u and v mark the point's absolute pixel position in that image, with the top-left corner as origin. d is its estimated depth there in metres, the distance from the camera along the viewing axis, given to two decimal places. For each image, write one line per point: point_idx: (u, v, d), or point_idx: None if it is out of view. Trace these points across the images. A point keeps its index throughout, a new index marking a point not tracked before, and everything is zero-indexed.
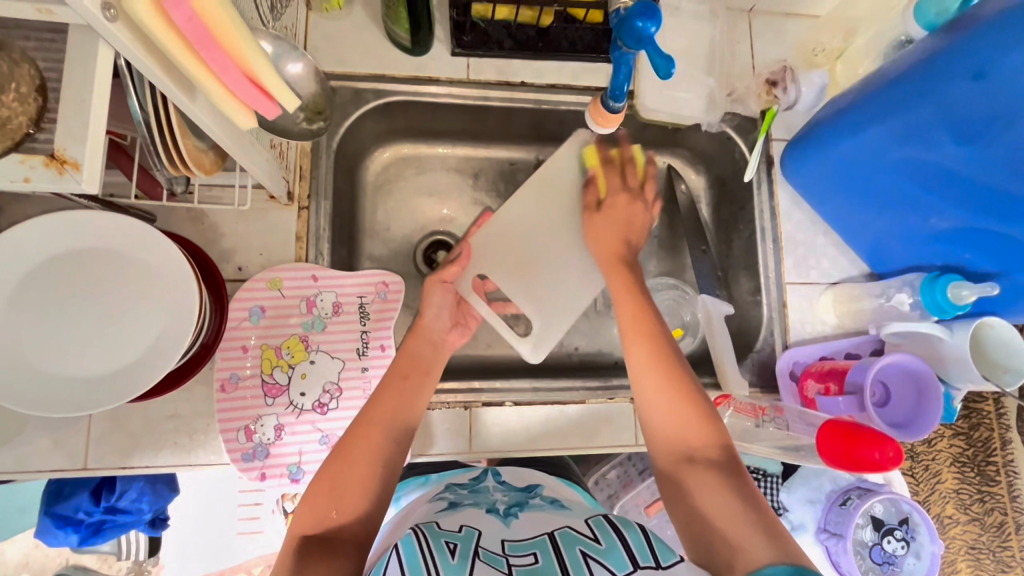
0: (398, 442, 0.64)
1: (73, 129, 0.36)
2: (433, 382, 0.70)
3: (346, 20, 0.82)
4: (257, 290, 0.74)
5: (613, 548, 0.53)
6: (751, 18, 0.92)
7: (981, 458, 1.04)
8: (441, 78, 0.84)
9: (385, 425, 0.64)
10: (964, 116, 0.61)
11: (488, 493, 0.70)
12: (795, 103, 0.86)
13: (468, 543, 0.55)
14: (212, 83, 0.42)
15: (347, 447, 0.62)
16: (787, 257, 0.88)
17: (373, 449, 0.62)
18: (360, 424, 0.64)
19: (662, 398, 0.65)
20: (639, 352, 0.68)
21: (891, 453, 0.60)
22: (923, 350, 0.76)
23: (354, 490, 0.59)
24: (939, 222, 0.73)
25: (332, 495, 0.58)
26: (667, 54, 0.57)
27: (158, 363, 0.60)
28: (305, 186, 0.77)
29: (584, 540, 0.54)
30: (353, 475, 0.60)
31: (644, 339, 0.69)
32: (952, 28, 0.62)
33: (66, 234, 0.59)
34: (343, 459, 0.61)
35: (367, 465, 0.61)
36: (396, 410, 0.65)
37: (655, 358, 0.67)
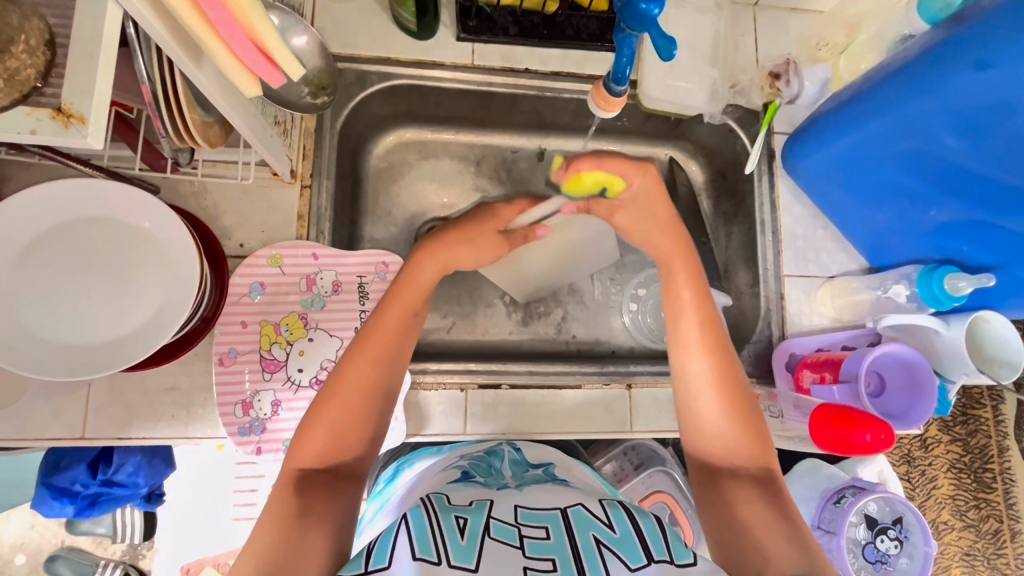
0: (390, 376, 0.63)
1: (80, 85, 0.36)
2: (424, 319, 0.70)
3: (353, 3, 0.83)
4: (257, 266, 0.74)
5: (627, 538, 0.52)
6: (756, 12, 0.92)
7: (977, 464, 1.05)
8: (446, 62, 0.85)
9: (375, 359, 0.63)
10: (965, 108, 0.61)
11: (500, 473, 0.68)
12: (798, 96, 0.87)
13: (478, 518, 0.54)
14: (218, 46, 0.43)
15: (342, 387, 0.61)
16: (786, 250, 0.88)
17: (366, 386, 0.61)
18: (354, 357, 0.63)
19: (719, 413, 0.63)
20: (700, 364, 0.66)
21: (882, 435, 0.60)
22: (918, 342, 0.76)
23: (352, 428, 0.59)
24: (939, 214, 0.73)
25: (329, 429, 0.58)
26: (670, 35, 0.57)
27: (158, 333, 0.60)
28: (308, 165, 0.78)
29: (597, 525, 0.53)
30: (347, 411, 0.60)
31: (708, 351, 0.67)
32: (955, 21, 0.62)
33: (71, 200, 0.59)
34: (339, 397, 0.60)
35: (363, 405, 0.61)
36: (389, 344, 0.64)
37: (717, 373, 0.65)
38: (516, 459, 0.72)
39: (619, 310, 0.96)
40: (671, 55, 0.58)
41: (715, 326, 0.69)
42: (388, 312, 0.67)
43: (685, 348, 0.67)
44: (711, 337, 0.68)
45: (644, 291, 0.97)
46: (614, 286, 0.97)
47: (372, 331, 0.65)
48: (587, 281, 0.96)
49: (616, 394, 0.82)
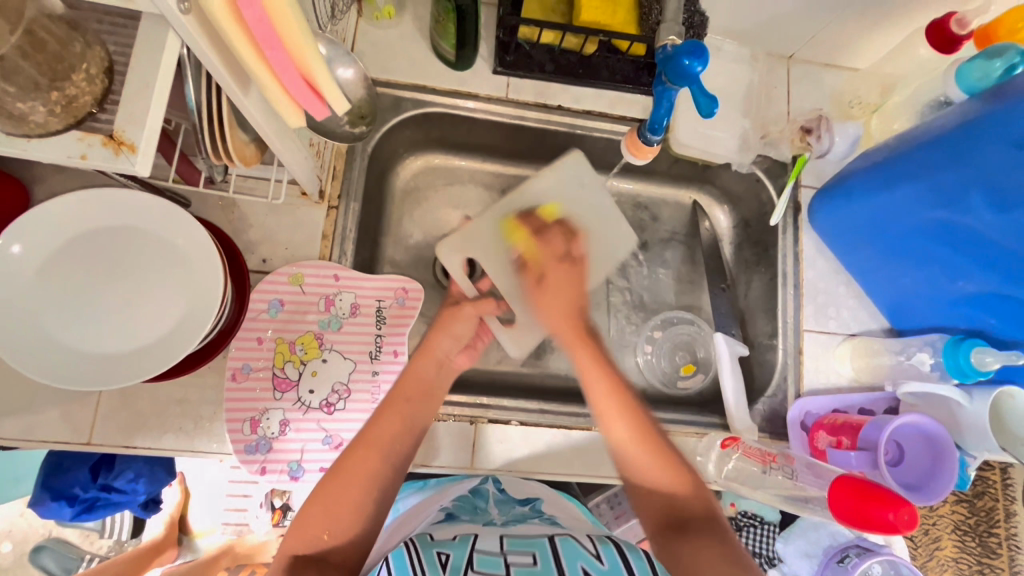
0: (392, 459, 0.63)
1: (134, 114, 0.37)
2: (436, 404, 0.69)
3: (395, 29, 0.84)
4: (278, 283, 0.74)
5: (615, 567, 0.52)
6: (789, 65, 0.94)
7: (983, 528, 1.01)
8: (480, 94, 0.85)
9: (383, 451, 0.63)
10: (999, 184, 0.61)
11: (486, 511, 0.71)
12: (828, 152, 0.86)
13: (460, 553, 0.54)
14: (269, 81, 0.43)
15: (348, 467, 0.61)
16: (807, 304, 0.88)
17: (368, 474, 0.61)
18: (361, 449, 0.62)
19: (644, 460, 0.63)
20: (621, 427, 0.64)
21: (906, 516, 0.59)
22: (939, 412, 0.75)
23: (347, 516, 0.58)
24: (968, 285, 0.72)
25: (327, 514, 0.58)
26: (712, 94, 0.57)
27: (177, 347, 0.60)
28: (337, 186, 0.78)
29: (586, 556, 0.54)
30: (348, 499, 0.59)
31: (621, 411, 0.65)
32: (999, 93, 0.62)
33: (102, 210, 0.60)
34: (337, 483, 0.60)
35: (359, 492, 0.60)
36: (393, 428, 0.64)
37: (641, 437, 0.63)
38: (501, 496, 0.75)
39: (632, 349, 0.95)
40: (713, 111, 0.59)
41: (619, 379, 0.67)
42: (393, 404, 0.66)
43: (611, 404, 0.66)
44: (617, 391, 0.66)
45: (659, 333, 0.96)
46: (629, 325, 0.96)
47: (376, 422, 0.64)
48: (602, 318, 0.96)
49: None
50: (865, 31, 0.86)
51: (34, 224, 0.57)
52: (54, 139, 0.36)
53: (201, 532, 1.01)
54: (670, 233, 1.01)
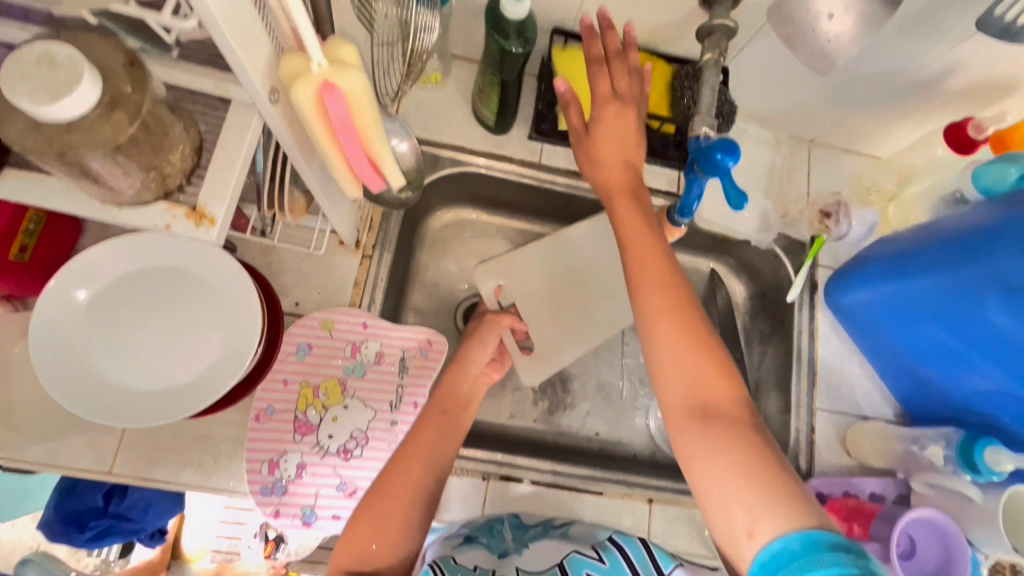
0: (431, 475, 0.67)
1: (216, 189, 0.40)
2: (469, 418, 0.75)
3: (440, 93, 0.89)
4: (309, 328, 0.77)
5: (615, 567, 0.66)
6: (810, 148, 0.98)
7: None
8: (515, 157, 0.90)
9: (424, 462, 0.67)
10: (1012, 287, 0.64)
11: (501, 534, 0.72)
12: (845, 236, 0.90)
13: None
14: (336, 159, 0.46)
15: (391, 481, 0.65)
16: (820, 382, 0.89)
17: (412, 489, 0.65)
18: (402, 466, 0.66)
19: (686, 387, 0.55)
20: (668, 329, 0.57)
21: None
22: (951, 506, 0.75)
23: (393, 530, 0.63)
24: (982, 381, 0.73)
25: (373, 528, 0.62)
26: (740, 189, 0.60)
27: (211, 390, 0.62)
28: (373, 236, 0.82)
29: (590, 561, 0.66)
30: (394, 515, 0.63)
31: (670, 305, 0.59)
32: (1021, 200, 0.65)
33: (158, 251, 0.63)
34: (383, 500, 0.64)
35: (403, 504, 0.64)
36: (428, 444, 0.69)
37: (688, 340, 0.57)
38: (516, 522, 0.75)
39: (643, 412, 0.96)
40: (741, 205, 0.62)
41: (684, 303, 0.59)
42: (428, 423, 0.71)
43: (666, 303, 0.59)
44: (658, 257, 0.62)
45: None
46: (642, 387, 0.98)
47: (416, 440, 0.69)
48: (617, 378, 0.97)
49: (635, 506, 0.81)
50: (885, 124, 0.90)
51: (95, 262, 0.61)
52: (142, 209, 0.39)
53: (194, 556, 0.96)
54: None
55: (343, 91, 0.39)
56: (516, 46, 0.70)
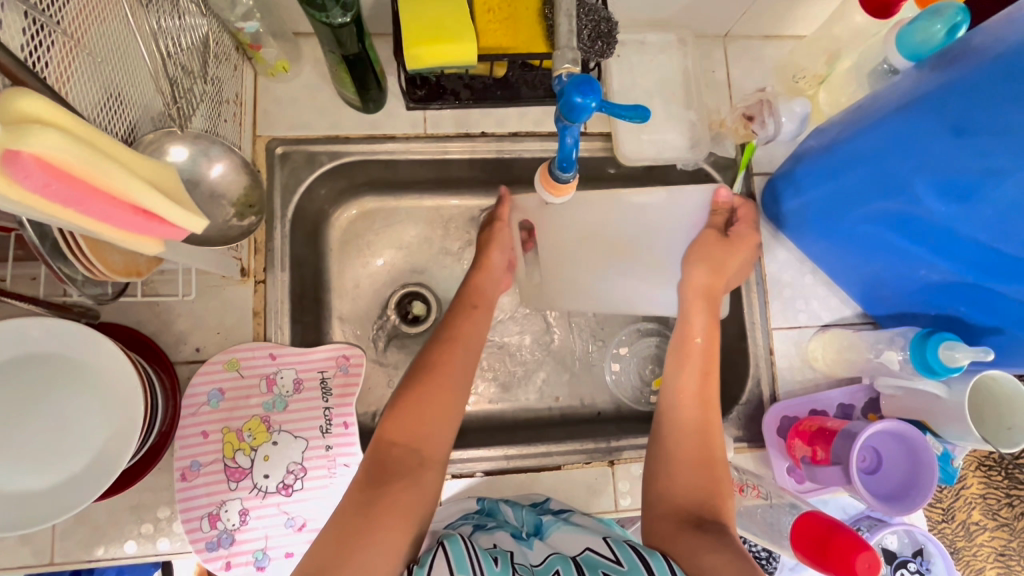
0: (461, 376, 0.68)
1: None
2: (487, 314, 0.77)
3: (297, 81, 0.79)
4: (214, 372, 0.72)
5: (634, 569, 0.55)
6: (726, 44, 0.87)
7: (1008, 505, 0.93)
8: (398, 134, 0.81)
9: (458, 358, 0.69)
10: (949, 169, 0.56)
11: (508, 519, 0.70)
12: (775, 136, 0.78)
13: (506, 556, 0.59)
14: (104, 230, 0.39)
15: (426, 380, 0.66)
16: (773, 301, 0.83)
17: (448, 385, 0.66)
18: (432, 366, 0.67)
19: (690, 465, 0.65)
20: (688, 413, 0.69)
21: (865, 563, 0.59)
22: (920, 407, 0.70)
23: (434, 415, 0.63)
24: (930, 274, 0.67)
25: (415, 412, 0.63)
26: (620, 107, 0.52)
27: (91, 486, 0.58)
28: (260, 259, 0.75)
29: (606, 564, 0.56)
30: (431, 405, 0.64)
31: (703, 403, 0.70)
32: (956, 57, 0.55)
33: (15, 343, 0.57)
34: (422, 387, 0.65)
35: (443, 398, 0.65)
36: (454, 349, 0.70)
37: (701, 434, 0.68)
38: (512, 503, 0.73)
39: (601, 367, 0.92)
40: (642, 112, 0.53)
41: (707, 386, 0.71)
42: (452, 332, 0.72)
43: (686, 400, 0.70)
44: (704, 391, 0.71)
45: (626, 349, 0.93)
46: (596, 341, 0.93)
47: (446, 341, 0.71)
48: (569, 338, 0.92)
49: (598, 471, 0.79)
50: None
51: None
52: None
53: None
54: None
55: (34, 156, 0.31)
56: (337, 16, 0.60)
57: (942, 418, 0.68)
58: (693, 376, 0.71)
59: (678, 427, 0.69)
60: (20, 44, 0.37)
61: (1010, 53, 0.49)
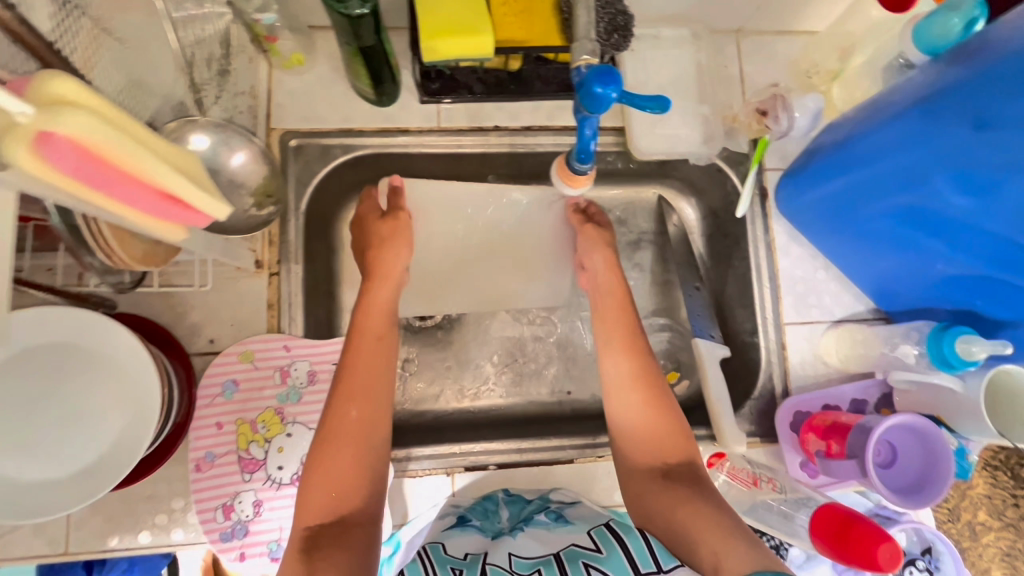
0: (375, 422, 0.63)
1: None
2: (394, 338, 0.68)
3: (310, 74, 0.79)
4: (229, 363, 0.72)
5: (614, 556, 0.60)
6: (739, 39, 0.87)
7: (1015, 506, 0.93)
8: (411, 128, 0.81)
9: (360, 399, 0.63)
10: (965, 162, 0.56)
11: (497, 514, 0.73)
12: (789, 131, 0.78)
13: (472, 570, 0.61)
14: (130, 214, 0.39)
15: (334, 438, 0.61)
16: (785, 296, 0.83)
17: (355, 432, 0.62)
18: (336, 418, 0.62)
19: (639, 418, 0.66)
20: (621, 367, 0.69)
21: (886, 553, 0.58)
22: (934, 401, 0.70)
23: (348, 473, 0.60)
24: (947, 268, 0.67)
25: (327, 478, 0.59)
26: (640, 98, 0.52)
27: (108, 475, 0.58)
28: (275, 251, 0.76)
29: (587, 552, 0.61)
30: (343, 461, 0.60)
31: (624, 351, 0.70)
32: (971, 54, 0.55)
33: (36, 331, 0.57)
34: (332, 442, 0.61)
35: (353, 448, 0.61)
36: (368, 390, 0.64)
37: (637, 380, 0.68)
38: (512, 496, 0.76)
39: None
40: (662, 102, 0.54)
41: (635, 339, 0.71)
42: (358, 368, 0.64)
43: (622, 350, 0.70)
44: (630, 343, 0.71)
45: None
46: None
47: (343, 387, 0.64)
48: (579, 333, 0.92)
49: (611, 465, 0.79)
50: None
51: None
52: None
53: None
54: (638, 235, 0.90)
55: (67, 135, 0.32)
56: (356, 7, 0.60)
57: (957, 414, 0.68)
58: (621, 335, 0.72)
59: (616, 385, 0.69)
60: (49, 29, 0.37)
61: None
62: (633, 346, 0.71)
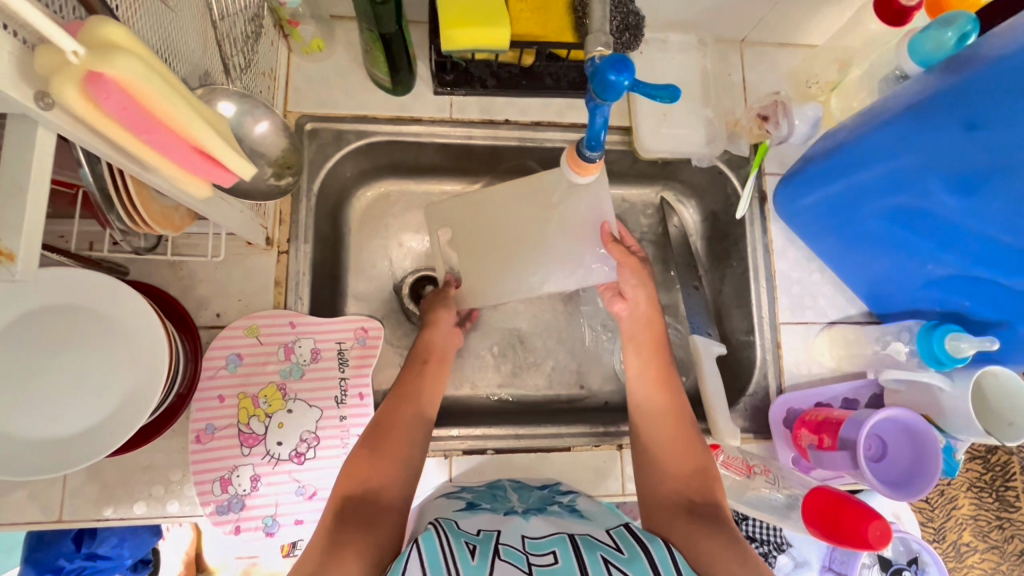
0: (422, 430, 0.69)
1: (8, 220, 0.35)
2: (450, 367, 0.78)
3: (329, 61, 0.81)
4: (234, 337, 0.73)
5: (637, 560, 0.54)
6: (743, 49, 0.91)
7: (999, 526, 0.94)
8: (424, 117, 0.83)
9: (419, 405, 0.70)
10: (952, 166, 0.59)
11: (506, 499, 0.69)
12: (787, 138, 0.81)
13: (487, 544, 0.55)
14: (165, 165, 0.41)
15: (386, 428, 0.67)
16: (781, 296, 0.85)
17: (407, 429, 0.68)
18: (392, 415, 0.68)
19: (667, 450, 0.69)
20: (657, 401, 0.73)
21: (876, 532, 0.60)
22: (922, 400, 0.72)
23: (394, 459, 0.65)
24: (937, 268, 0.69)
25: (375, 459, 0.64)
26: (653, 87, 0.54)
27: (115, 436, 0.58)
28: (285, 230, 0.77)
29: (605, 547, 0.55)
30: (390, 450, 0.65)
31: (662, 389, 0.74)
32: (954, 68, 0.58)
33: (57, 289, 0.59)
34: (383, 434, 0.66)
35: (403, 443, 0.66)
36: (410, 412, 0.69)
37: (671, 416, 0.72)
38: (518, 486, 0.74)
39: (610, 357, 0.94)
40: (671, 93, 0.56)
41: (667, 374, 0.76)
42: (405, 392, 0.71)
43: (654, 381, 0.75)
44: (664, 385, 0.75)
45: None
46: (606, 332, 0.95)
47: (405, 393, 0.71)
48: (579, 328, 0.94)
49: (607, 454, 0.80)
50: (812, 9, 0.83)
51: None
52: None
53: None
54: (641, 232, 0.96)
55: (114, 79, 0.33)
56: None
57: (942, 415, 0.70)
58: (655, 368, 0.76)
59: (652, 416, 0.73)
60: None
61: (1004, 61, 0.52)
62: (664, 384, 0.75)
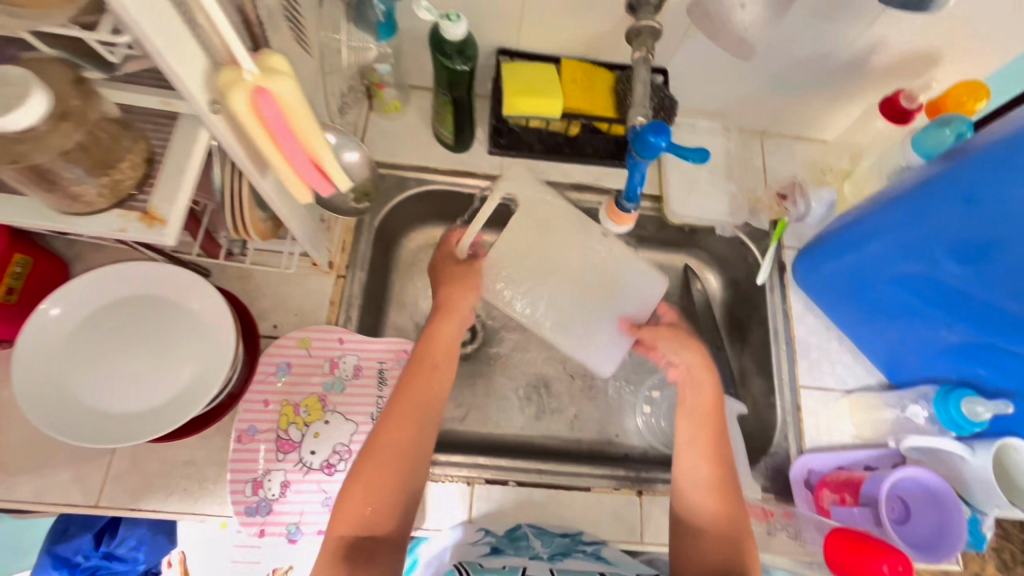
0: (417, 449, 0.68)
1: (166, 192, 0.44)
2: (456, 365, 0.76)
3: (402, 120, 0.95)
4: (287, 347, 0.79)
5: None
6: (764, 139, 1.02)
7: None
8: (478, 172, 0.94)
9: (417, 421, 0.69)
10: (957, 237, 0.66)
11: (529, 545, 0.72)
12: (806, 216, 0.90)
13: None
14: (284, 166, 0.50)
15: (375, 455, 0.66)
16: (801, 360, 0.89)
17: (401, 450, 0.67)
18: (384, 435, 0.67)
19: (712, 517, 0.69)
20: (705, 470, 0.72)
21: (901, 566, 0.60)
22: (945, 468, 0.73)
23: (387, 491, 0.65)
24: (950, 335, 0.74)
25: (368, 492, 0.64)
26: (690, 148, 0.64)
27: (172, 417, 0.63)
28: (346, 256, 0.85)
29: None
30: (385, 477, 0.65)
31: (713, 459, 0.73)
32: (952, 156, 0.64)
33: (145, 279, 0.67)
34: (374, 460, 0.66)
35: (393, 470, 0.66)
36: (417, 417, 0.69)
37: (721, 486, 0.71)
38: (538, 531, 0.76)
39: (631, 411, 0.96)
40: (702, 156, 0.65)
41: (722, 447, 0.74)
42: (413, 395, 0.70)
43: (706, 449, 0.74)
44: (715, 455, 0.73)
45: (657, 393, 0.98)
46: (628, 384, 0.98)
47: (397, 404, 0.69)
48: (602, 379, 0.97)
49: (625, 499, 0.80)
50: (825, 109, 0.95)
51: (84, 285, 0.65)
52: (100, 217, 0.44)
53: None
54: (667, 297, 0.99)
55: (275, 95, 0.43)
56: (459, 64, 0.76)
57: (966, 481, 0.71)
58: (709, 440, 0.74)
59: (697, 485, 0.71)
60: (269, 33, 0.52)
61: (994, 149, 0.58)
62: (716, 453, 0.73)
